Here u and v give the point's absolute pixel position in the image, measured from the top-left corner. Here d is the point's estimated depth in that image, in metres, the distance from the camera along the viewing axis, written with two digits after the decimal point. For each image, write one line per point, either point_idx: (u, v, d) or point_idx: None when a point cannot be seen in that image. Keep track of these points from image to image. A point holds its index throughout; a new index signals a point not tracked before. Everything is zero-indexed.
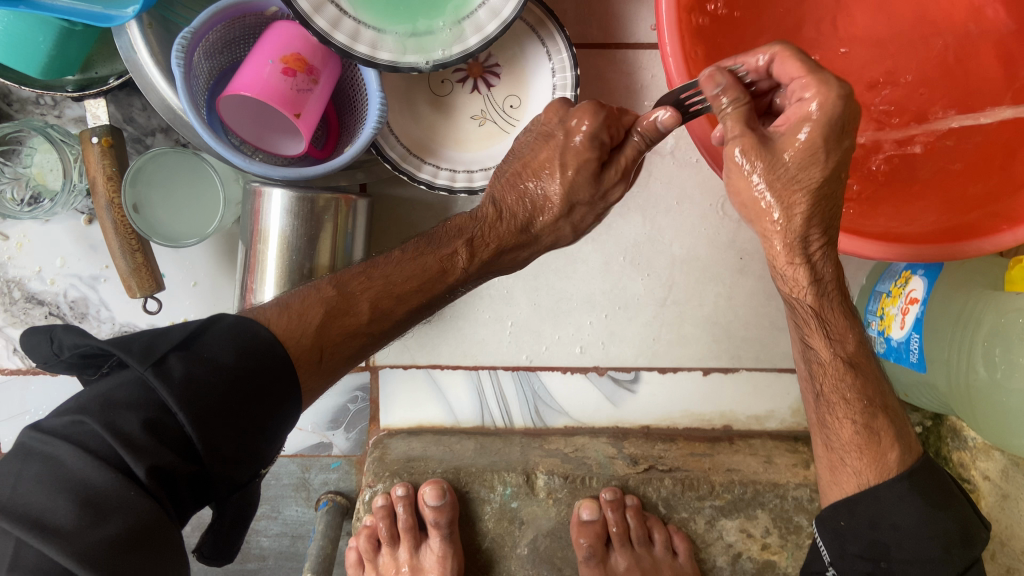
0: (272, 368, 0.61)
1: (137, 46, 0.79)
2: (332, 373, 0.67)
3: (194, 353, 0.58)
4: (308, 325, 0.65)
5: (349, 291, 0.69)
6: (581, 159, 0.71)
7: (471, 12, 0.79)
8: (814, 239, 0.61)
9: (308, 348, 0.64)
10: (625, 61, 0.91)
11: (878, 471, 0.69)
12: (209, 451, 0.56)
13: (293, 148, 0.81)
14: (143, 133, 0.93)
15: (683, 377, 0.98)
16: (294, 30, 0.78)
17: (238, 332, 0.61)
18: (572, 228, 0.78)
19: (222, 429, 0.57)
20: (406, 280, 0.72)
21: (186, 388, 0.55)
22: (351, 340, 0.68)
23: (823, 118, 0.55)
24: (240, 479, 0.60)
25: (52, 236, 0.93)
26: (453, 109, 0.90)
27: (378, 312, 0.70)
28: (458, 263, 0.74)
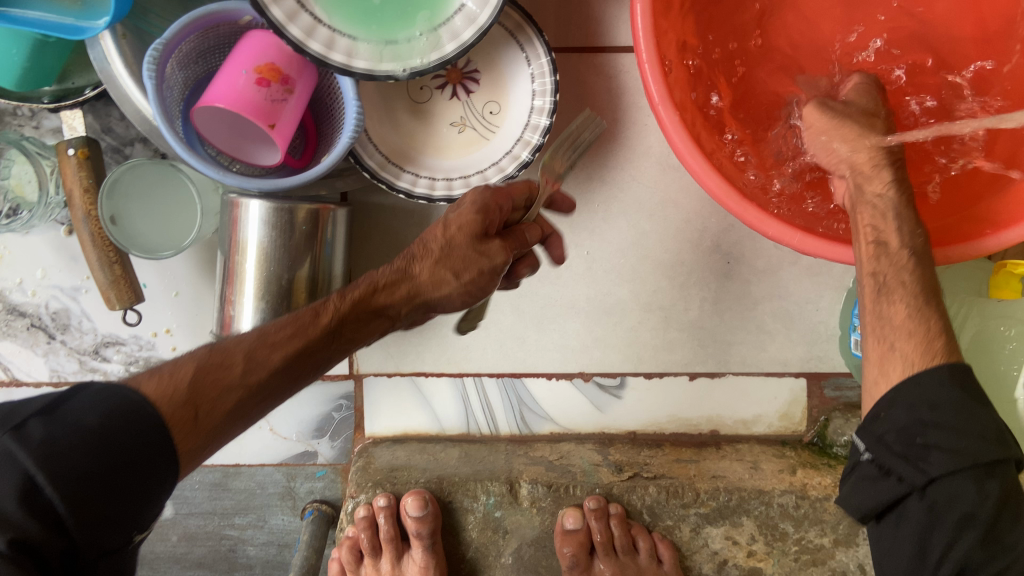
0: (145, 427, 0.57)
1: (111, 57, 0.79)
2: (209, 435, 0.61)
3: (58, 417, 0.56)
4: (181, 382, 0.60)
5: (221, 346, 0.64)
6: (462, 220, 0.70)
7: (448, 19, 0.78)
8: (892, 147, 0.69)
9: (180, 407, 0.59)
10: (606, 64, 0.90)
11: (924, 353, 0.61)
12: (76, 519, 0.54)
13: (269, 158, 0.81)
14: (122, 143, 0.92)
15: (669, 382, 0.97)
16: (268, 39, 0.78)
17: (108, 396, 0.58)
18: (457, 278, 0.70)
19: (92, 494, 0.54)
20: (281, 329, 0.67)
21: (45, 453, 0.53)
22: (228, 397, 0.62)
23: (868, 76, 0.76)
24: (112, 546, 0.57)
25: (32, 247, 0.93)
26: (433, 116, 0.89)
27: (253, 361, 0.64)
28: (330, 305, 0.69)
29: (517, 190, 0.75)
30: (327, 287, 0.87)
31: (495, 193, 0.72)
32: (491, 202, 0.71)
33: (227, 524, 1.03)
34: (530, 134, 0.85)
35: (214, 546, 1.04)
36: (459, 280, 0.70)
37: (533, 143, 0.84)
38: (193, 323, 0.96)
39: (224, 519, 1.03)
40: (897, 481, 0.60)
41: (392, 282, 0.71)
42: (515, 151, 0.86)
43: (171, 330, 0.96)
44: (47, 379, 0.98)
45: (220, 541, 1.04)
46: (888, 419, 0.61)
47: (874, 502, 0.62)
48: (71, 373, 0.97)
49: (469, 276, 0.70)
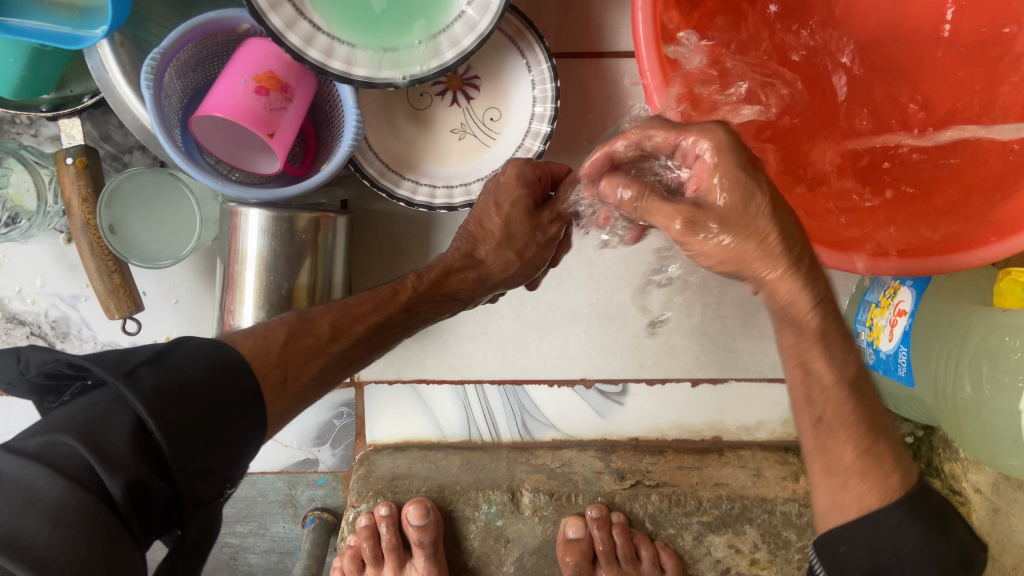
0: (241, 384, 0.60)
1: (109, 65, 0.78)
2: (293, 399, 0.65)
3: (165, 367, 0.57)
4: (273, 345, 0.65)
5: (309, 314, 0.69)
6: (512, 198, 0.76)
7: (448, 24, 0.77)
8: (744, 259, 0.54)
9: (272, 370, 0.63)
10: (608, 69, 0.89)
11: (881, 494, 0.55)
12: (181, 468, 0.54)
13: (269, 167, 0.80)
14: (121, 151, 0.92)
15: (671, 388, 0.97)
16: (267, 47, 0.77)
17: (206, 352, 0.60)
18: (515, 255, 0.79)
19: (194, 440, 0.55)
20: (363, 304, 0.73)
21: (158, 396, 0.54)
22: (314, 362, 0.67)
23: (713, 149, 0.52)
24: (208, 497, 0.57)
25: (31, 255, 0.92)
26: (433, 122, 0.88)
27: (337, 331, 0.69)
28: (408, 284, 0.75)
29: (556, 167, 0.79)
30: (326, 295, 0.86)
31: (534, 166, 0.77)
32: (531, 174, 0.76)
33: (228, 533, 1.03)
34: (531, 142, 0.85)
35: (215, 554, 1.04)
36: (517, 259, 0.79)
37: (534, 151, 0.85)
38: (194, 331, 0.96)
39: (225, 527, 1.02)
40: None
41: (462, 266, 0.78)
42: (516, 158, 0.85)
43: (171, 338, 0.96)
44: None
45: (221, 549, 1.04)
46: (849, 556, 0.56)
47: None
48: None
49: (530, 252, 0.79)
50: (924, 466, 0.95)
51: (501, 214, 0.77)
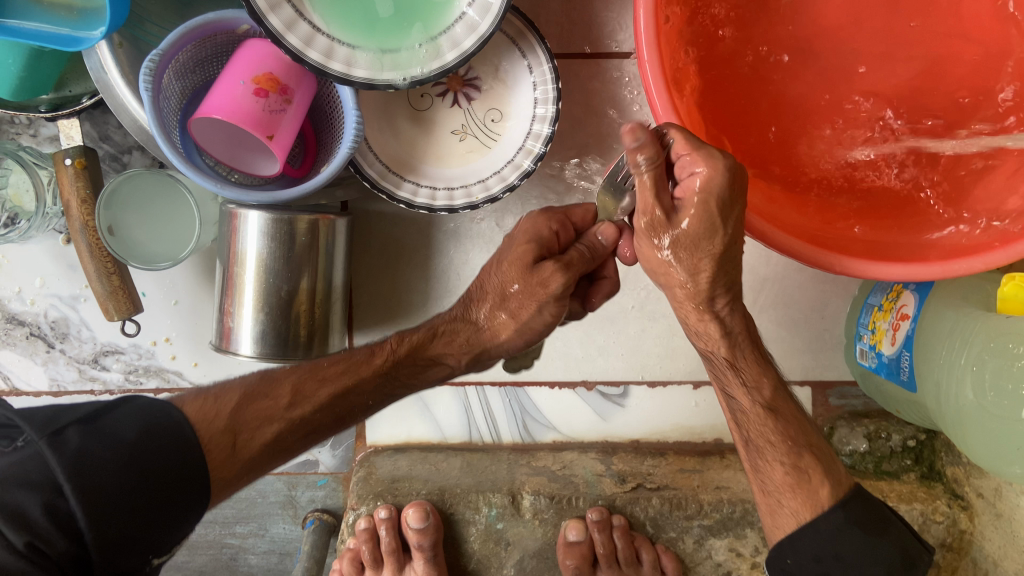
0: (176, 446, 0.61)
1: (108, 66, 0.78)
2: (244, 464, 0.66)
3: (97, 428, 0.58)
4: (223, 408, 0.67)
5: (272, 376, 0.71)
6: (518, 253, 0.71)
7: (448, 27, 0.77)
8: (719, 297, 0.65)
9: (220, 432, 0.65)
10: (610, 70, 0.89)
11: (812, 508, 0.69)
12: (98, 537, 0.55)
13: (268, 169, 0.79)
14: (120, 151, 0.91)
15: (672, 391, 0.97)
16: (267, 48, 0.77)
17: (145, 414, 0.61)
18: (512, 321, 0.73)
19: (112, 509, 0.56)
20: (333, 366, 0.74)
21: (79, 463, 0.55)
22: (267, 428, 0.68)
23: (712, 195, 0.59)
24: (127, 567, 0.58)
25: (31, 256, 0.92)
26: (433, 124, 0.88)
27: (299, 394, 0.71)
28: (387, 346, 0.76)
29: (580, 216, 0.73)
30: (326, 297, 0.86)
31: (549, 216, 0.72)
32: (543, 226, 0.71)
33: (228, 533, 1.02)
34: (533, 143, 0.84)
35: (215, 554, 1.03)
36: (512, 322, 0.73)
37: (535, 152, 0.84)
38: (193, 332, 0.95)
39: (224, 528, 1.01)
40: None
41: (450, 329, 0.76)
42: (517, 160, 0.85)
43: (170, 339, 0.95)
44: (46, 389, 0.97)
45: (221, 550, 1.03)
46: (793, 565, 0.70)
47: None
48: (70, 382, 0.97)
49: (526, 315, 0.72)
50: (926, 469, 0.94)
51: (503, 274, 0.72)
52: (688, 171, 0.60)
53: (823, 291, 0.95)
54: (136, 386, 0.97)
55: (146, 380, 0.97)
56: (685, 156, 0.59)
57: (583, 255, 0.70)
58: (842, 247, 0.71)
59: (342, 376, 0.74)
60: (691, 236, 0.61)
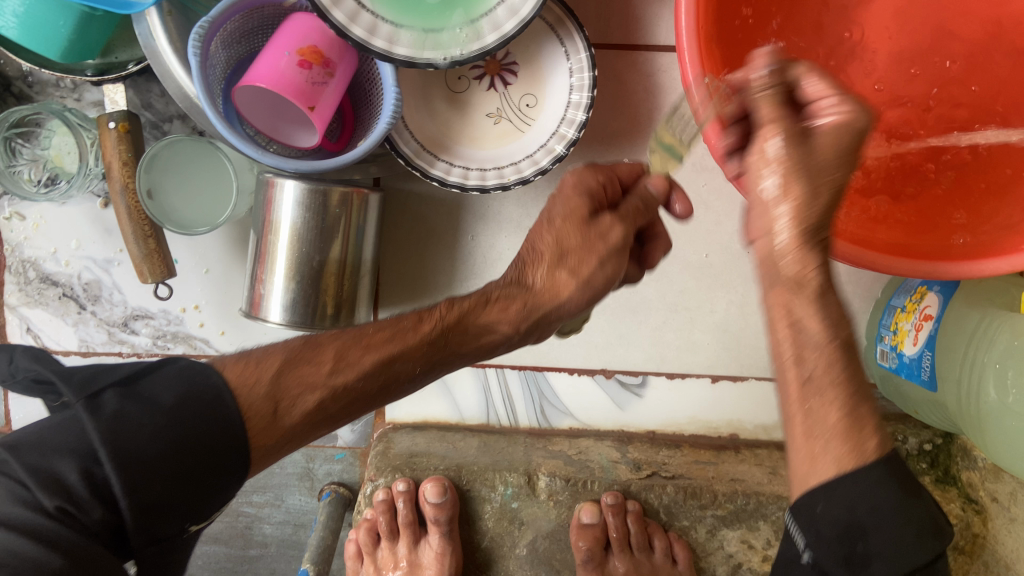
0: (217, 412, 0.57)
1: (157, 33, 0.80)
2: (283, 435, 0.62)
3: (136, 392, 0.56)
4: (264, 373, 0.63)
5: (316, 340, 0.67)
6: (571, 208, 0.70)
7: (489, 10, 0.79)
8: (845, 228, 0.60)
9: (261, 399, 0.61)
10: (646, 64, 0.90)
11: None
12: (133, 502, 0.52)
13: (307, 140, 0.81)
14: (161, 119, 0.93)
15: (691, 383, 0.97)
16: (312, 22, 0.78)
17: (187, 376, 0.59)
18: (572, 278, 0.70)
19: (149, 473, 0.53)
20: (379, 332, 0.69)
21: (114, 423, 0.53)
22: (310, 397, 0.64)
23: (843, 128, 0.51)
24: (164, 535, 0.55)
25: (68, 218, 0.94)
26: (469, 106, 0.89)
27: (342, 360, 0.66)
28: (436, 312, 0.71)
29: (625, 171, 0.73)
30: (356, 271, 0.88)
31: (597, 172, 0.71)
32: (594, 183, 0.70)
33: (245, 502, 1.02)
34: (566, 129, 0.85)
35: (230, 522, 1.03)
36: (574, 280, 0.70)
37: (568, 138, 0.85)
38: (222, 300, 0.97)
39: (241, 496, 1.02)
40: None
41: (506, 294, 0.72)
42: (550, 144, 0.86)
43: (200, 307, 0.97)
44: (75, 349, 0.99)
45: (236, 518, 1.03)
46: None
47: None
48: (100, 344, 0.98)
49: (587, 270, 0.70)
50: (942, 474, 0.94)
51: (556, 231, 0.70)
52: (825, 112, 0.51)
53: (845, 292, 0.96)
54: (163, 351, 0.99)
55: (174, 345, 0.99)
56: (824, 98, 0.52)
57: (637, 208, 0.71)
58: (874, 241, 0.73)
59: (388, 344, 0.69)
60: (815, 164, 0.51)
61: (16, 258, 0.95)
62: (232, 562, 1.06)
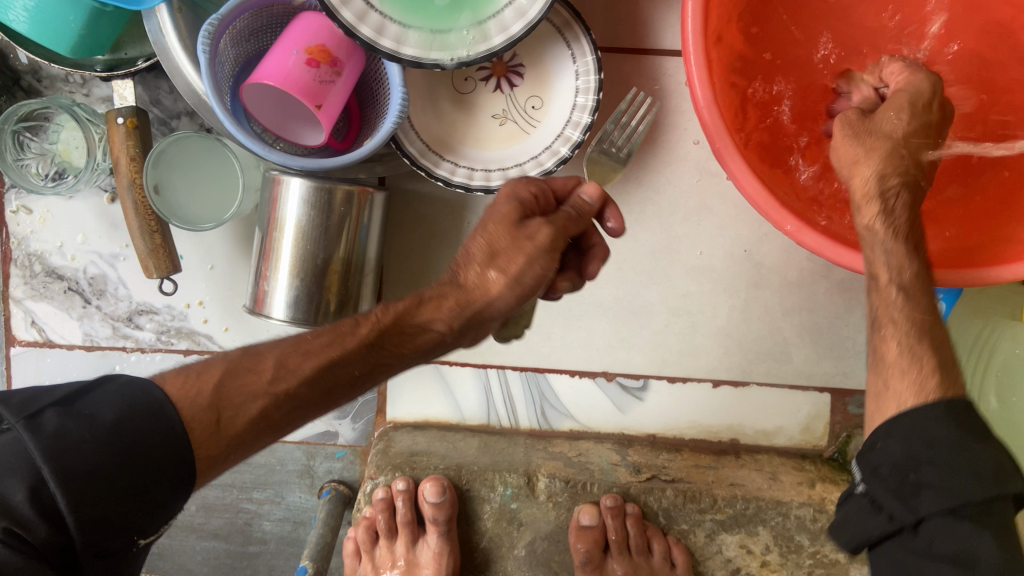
0: (161, 428, 0.57)
1: (166, 30, 0.80)
2: (230, 442, 0.61)
3: (77, 410, 0.56)
4: (204, 384, 0.61)
5: (254, 351, 0.65)
6: (502, 215, 0.69)
7: (497, 11, 0.79)
8: (891, 180, 0.69)
9: (203, 409, 0.60)
10: (653, 67, 0.90)
11: (918, 394, 0.63)
12: (79, 518, 0.53)
13: (313, 138, 0.82)
14: (169, 116, 0.93)
15: (692, 387, 0.97)
16: (321, 21, 0.79)
17: (129, 391, 0.58)
18: (502, 276, 0.68)
19: (95, 491, 0.53)
20: (317, 339, 0.67)
21: (57, 442, 0.53)
22: (252, 405, 0.62)
23: (910, 87, 0.73)
24: (111, 548, 0.55)
25: (75, 212, 0.95)
26: (475, 107, 0.90)
27: (281, 370, 0.64)
28: (370, 317, 0.69)
29: (560, 185, 0.75)
30: (359, 270, 0.88)
31: (526, 184, 0.72)
32: (522, 191, 0.71)
33: (245, 498, 1.03)
34: (571, 131, 0.86)
35: (230, 519, 1.04)
36: (504, 278, 0.68)
37: (573, 140, 0.85)
38: (227, 297, 0.97)
39: (242, 492, 1.03)
40: (887, 519, 0.61)
41: (438, 294, 0.69)
42: (555, 146, 0.86)
43: (204, 303, 0.97)
44: (79, 344, 0.99)
45: (236, 514, 1.03)
46: (881, 453, 0.63)
47: (864, 535, 0.63)
48: (104, 338, 0.99)
49: (517, 267, 0.68)
50: None
51: (486, 235, 0.69)
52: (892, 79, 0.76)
53: None
54: (167, 346, 0.99)
55: (177, 341, 0.99)
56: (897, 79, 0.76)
57: (571, 215, 0.71)
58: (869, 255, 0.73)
59: (327, 350, 0.67)
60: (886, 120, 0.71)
61: (23, 251, 0.96)
62: (231, 558, 1.06)
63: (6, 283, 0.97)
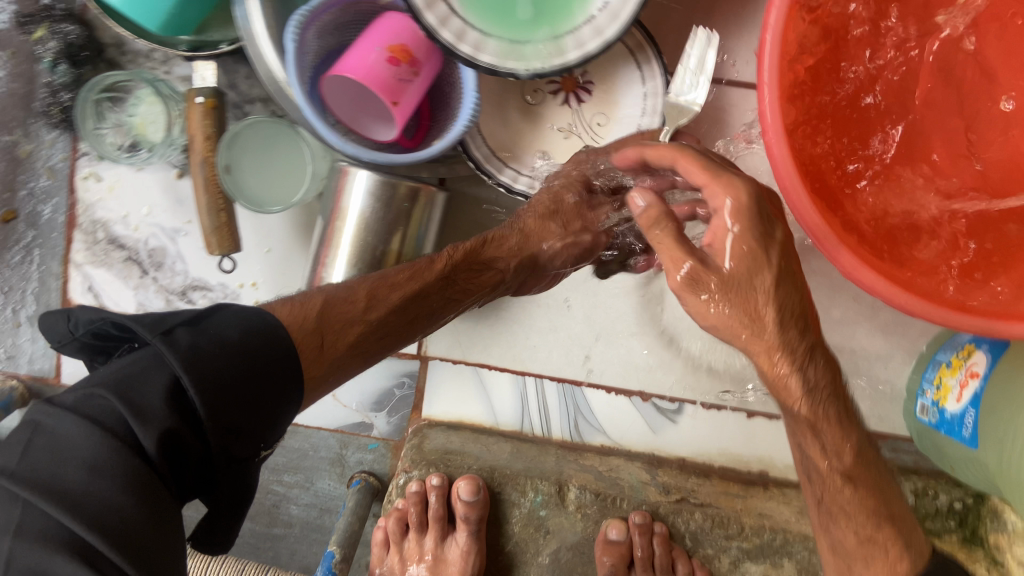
0: (277, 348, 0.64)
1: (254, 18, 0.82)
2: (330, 365, 0.69)
3: (203, 329, 0.61)
4: (310, 312, 0.69)
5: (346, 284, 0.73)
6: (567, 181, 0.83)
7: (574, 28, 0.81)
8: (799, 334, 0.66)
9: (307, 333, 0.67)
10: (720, 98, 0.92)
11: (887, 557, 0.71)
12: (214, 425, 0.59)
13: (385, 134, 0.84)
14: (244, 100, 0.96)
15: (728, 416, 0.98)
16: (404, 23, 0.81)
17: (245, 317, 0.64)
18: (561, 233, 0.84)
19: (225, 403, 0.59)
20: (400, 272, 0.76)
21: (194, 356, 0.58)
22: (350, 330, 0.71)
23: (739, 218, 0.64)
24: (238, 456, 0.62)
25: (144, 184, 0.98)
26: (542, 119, 0.91)
27: (374, 298, 0.73)
28: (443, 257, 0.79)
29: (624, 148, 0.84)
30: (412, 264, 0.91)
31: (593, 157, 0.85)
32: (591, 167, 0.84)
33: (276, 480, 1.05)
34: None
35: (259, 499, 1.05)
36: (562, 235, 0.84)
37: None
38: (279, 281, 0.99)
39: (273, 473, 1.04)
40: None
41: (501, 235, 0.83)
42: None
43: (257, 285, 0.99)
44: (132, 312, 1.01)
45: (265, 495, 1.05)
46: None
47: None
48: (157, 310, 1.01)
49: (574, 228, 0.85)
50: (967, 534, 0.94)
51: (555, 188, 0.84)
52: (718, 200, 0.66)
53: (890, 343, 0.98)
54: None
55: None
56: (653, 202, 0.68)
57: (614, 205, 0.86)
58: (910, 290, 0.68)
59: (409, 283, 0.76)
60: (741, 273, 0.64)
61: (88, 218, 0.99)
62: (256, 539, 1.08)
63: (68, 247, 1.00)
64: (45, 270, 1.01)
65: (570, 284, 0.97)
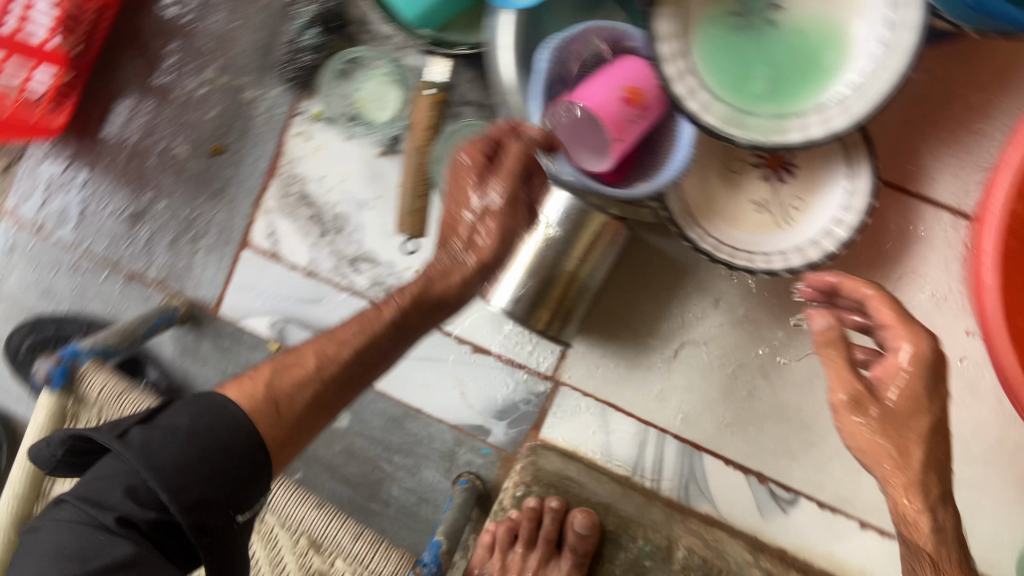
0: (226, 432, 0.66)
1: (504, 31, 0.85)
2: (292, 425, 0.70)
3: (155, 423, 0.65)
4: (259, 384, 0.71)
5: (299, 351, 0.75)
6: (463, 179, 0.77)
7: (801, 112, 0.83)
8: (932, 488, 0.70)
9: (260, 401, 0.69)
10: (914, 210, 0.93)
11: None
12: (177, 504, 0.62)
13: (595, 165, 0.88)
14: (460, 101, 1.02)
15: (841, 520, 0.97)
16: (643, 69, 0.85)
17: (199, 402, 0.68)
18: (490, 237, 0.78)
19: (187, 479, 0.63)
20: (348, 329, 0.76)
21: (144, 449, 0.63)
22: (307, 390, 0.72)
23: (918, 363, 0.67)
24: (214, 527, 0.64)
25: (348, 152, 1.04)
26: (740, 188, 0.94)
27: (324, 360, 0.74)
28: (389, 303, 0.78)
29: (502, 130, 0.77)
30: (579, 292, 0.93)
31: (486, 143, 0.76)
32: (485, 152, 0.77)
33: (386, 458, 1.08)
34: (827, 240, 0.87)
35: (365, 472, 1.08)
36: (492, 235, 0.78)
37: (827, 251, 0.87)
38: None
39: (385, 452, 1.08)
40: None
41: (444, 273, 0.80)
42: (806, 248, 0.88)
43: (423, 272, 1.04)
44: (302, 266, 1.06)
45: (372, 469, 1.08)
46: None
47: None
48: (325, 270, 1.06)
49: (502, 227, 0.78)
50: None
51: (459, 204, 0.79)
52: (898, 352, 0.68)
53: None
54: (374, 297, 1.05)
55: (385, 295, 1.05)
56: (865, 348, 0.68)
57: (522, 150, 0.76)
58: None
59: (358, 337, 0.76)
60: (904, 413, 0.69)
61: (289, 171, 1.05)
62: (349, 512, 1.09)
63: (263, 192, 1.06)
64: (235, 208, 1.07)
65: (717, 350, 0.99)
